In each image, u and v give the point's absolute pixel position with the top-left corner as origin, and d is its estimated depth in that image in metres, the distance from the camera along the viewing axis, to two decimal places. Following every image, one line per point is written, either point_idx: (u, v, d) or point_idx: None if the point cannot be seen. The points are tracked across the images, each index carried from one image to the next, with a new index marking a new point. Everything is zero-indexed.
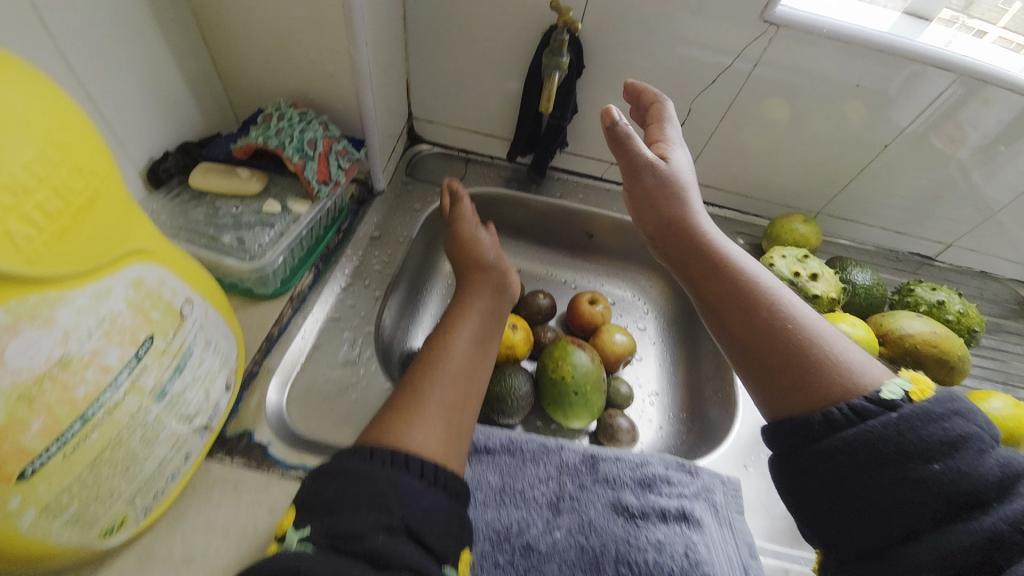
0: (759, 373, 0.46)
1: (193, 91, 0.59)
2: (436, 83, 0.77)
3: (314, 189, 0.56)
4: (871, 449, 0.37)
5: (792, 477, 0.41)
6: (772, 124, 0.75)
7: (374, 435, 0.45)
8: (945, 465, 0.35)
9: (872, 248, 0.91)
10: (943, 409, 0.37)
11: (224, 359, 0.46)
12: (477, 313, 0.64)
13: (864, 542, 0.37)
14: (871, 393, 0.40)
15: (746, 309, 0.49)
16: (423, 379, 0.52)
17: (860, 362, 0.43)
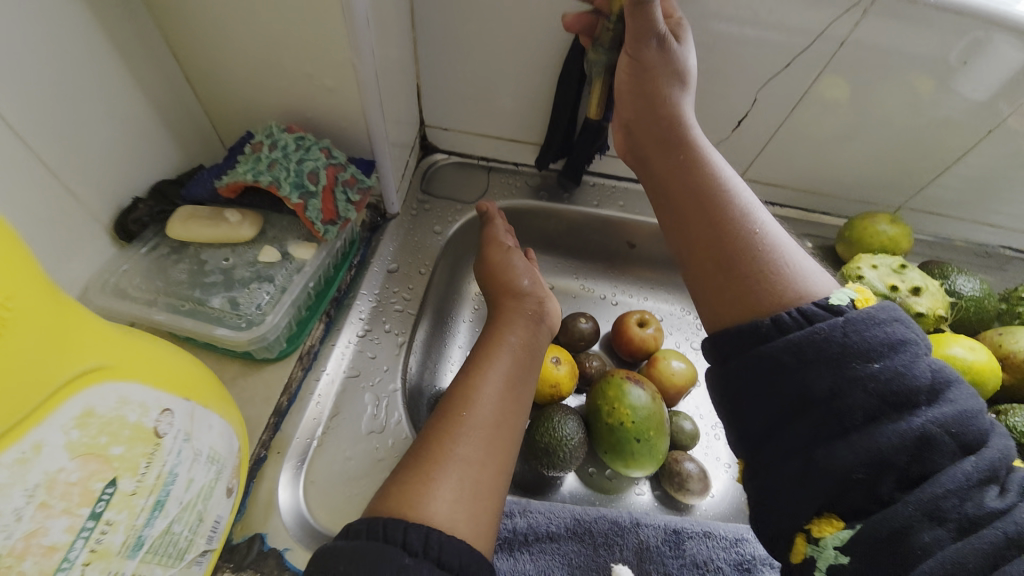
0: (700, 285, 0.42)
1: (165, 118, 0.48)
2: (451, 84, 0.65)
3: (319, 232, 0.47)
4: (821, 341, 0.33)
5: (736, 383, 0.35)
6: (846, 109, 0.63)
7: (391, 509, 0.40)
8: (885, 364, 0.32)
9: (959, 243, 0.79)
10: (884, 315, 0.34)
11: (226, 464, 0.37)
12: (508, 347, 0.54)
13: (774, 453, 0.34)
14: (819, 299, 0.35)
15: (704, 210, 0.42)
16: (445, 438, 0.45)
17: (800, 278, 0.37)
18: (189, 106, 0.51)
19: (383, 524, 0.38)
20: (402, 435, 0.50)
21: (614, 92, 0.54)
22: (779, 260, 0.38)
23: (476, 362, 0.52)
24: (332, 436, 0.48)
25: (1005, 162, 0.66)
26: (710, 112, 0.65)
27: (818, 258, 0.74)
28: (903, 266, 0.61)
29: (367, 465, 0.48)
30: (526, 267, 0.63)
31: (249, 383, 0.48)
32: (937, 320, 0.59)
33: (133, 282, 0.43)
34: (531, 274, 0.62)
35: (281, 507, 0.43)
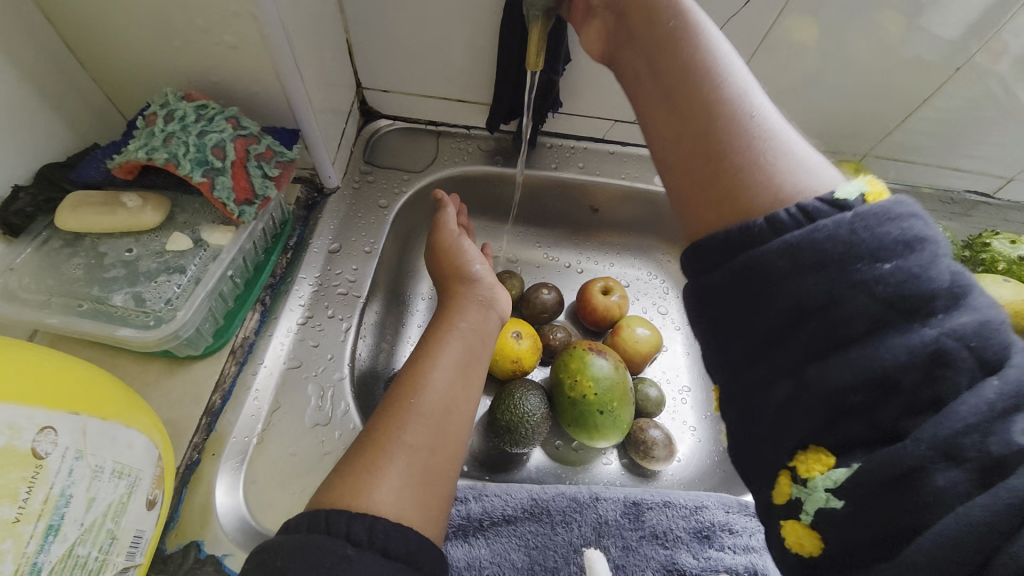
0: (681, 190, 0.33)
1: (44, 90, 0.42)
2: (385, 40, 0.59)
3: (233, 214, 0.42)
4: (820, 240, 0.26)
5: (706, 304, 0.29)
6: (809, 52, 0.59)
7: (334, 500, 0.37)
8: (896, 265, 0.24)
9: (925, 190, 0.77)
10: (900, 211, 0.26)
11: (141, 475, 0.34)
12: (458, 331, 0.50)
13: (756, 380, 0.28)
14: (821, 196, 0.27)
15: (682, 103, 0.34)
16: (391, 425, 0.41)
17: (805, 172, 0.29)
18: (74, 75, 0.44)
19: (323, 516, 0.35)
20: (350, 425, 0.48)
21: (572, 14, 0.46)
22: (774, 152, 0.30)
23: (426, 347, 0.48)
24: (273, 432, 0.45)
25: (972, 103, 0.64)
26: None
27: None
28: None
29: (312, 459, 0.45)
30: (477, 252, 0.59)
31: (177, 382, 0.44)
32: None
33: (22, 282, 0.38)
34: (483, 260, 0.58)
35: (219, 511, 0.41)
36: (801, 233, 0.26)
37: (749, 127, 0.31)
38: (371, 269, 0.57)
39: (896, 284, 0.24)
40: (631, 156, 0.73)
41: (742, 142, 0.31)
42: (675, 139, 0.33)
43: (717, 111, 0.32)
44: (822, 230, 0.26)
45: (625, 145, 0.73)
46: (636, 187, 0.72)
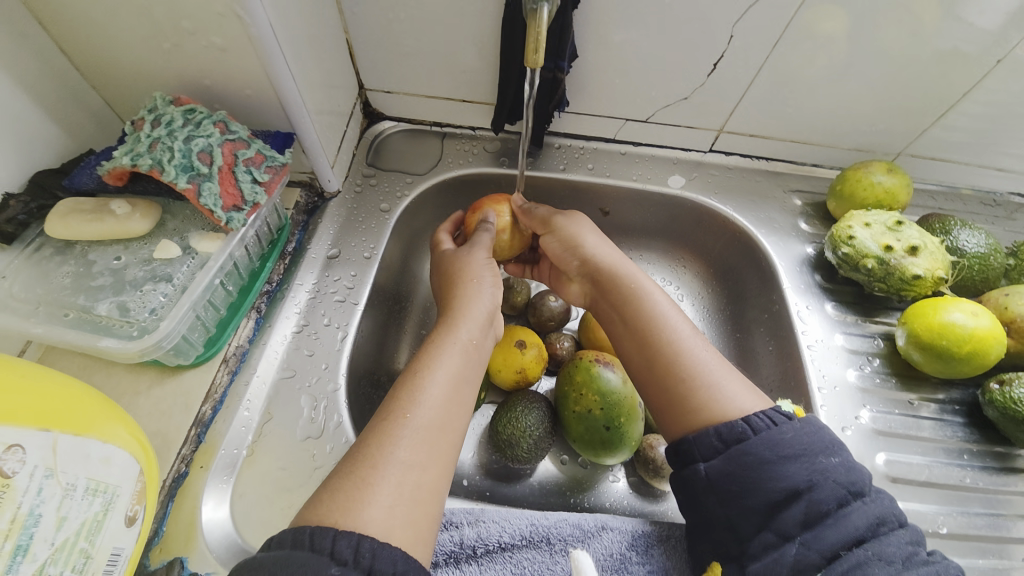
0: (643, 363, 0.46)
1: (37, 96, 0.41)
2: (386, 40, 0.57)
3: (222, 221, 0.41)
4: (805, 498, 0.36)
5: (694, 509, 0.41)
6: (842, 41, 0.55)
7: (320, 516, 0.33)
8: (838, 474, 0.37)
9: (963, 191, 0.72)
10: (870, 517, 0.35)
11: (120, 492, 0.33)
12: (457, 343, 0.45)
13: (736, 514, 0.38)
14: (753, 419, 0.39)
15: (648, 343, 0.46)
16: (383, 440, 0.37)
17: (736, 394, 0.42)
18: (70, 81, 0.44)
19: (309, 531, 0.32)
20: (342, 438, 0.46)
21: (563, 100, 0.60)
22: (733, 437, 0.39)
23: (420, 357, 0.44)
24: (263, 444, 0.44)
25: (1020, 98, 0.58)
26: (682, 55, 0.57)
27: (809, 216, 0.67)
28: (900, 222, 0.55)
29: (302, 474, 0.44)
30: (485, 263, 0.53)
31: (168, 391, 0.44)
32: (936, 282, 0.53)
33: (12, 291, 0.38)
34: (495, 275, 0.52)
35: (205, 527, 0.40)
36: (786, 477, 0.37)
37: (691, 358, 0.44)
38: (370, 275, 0.56)
39: (807, 438, 0.38)
40: (644, 157, 0.70)
41: (690, 371, 0.43)
42: (640, 363, 0.46)
43: (683, 385, 0.43)
44: (804, 483, 0.36)
45: (638, 145, 0.70)
46: (649, 189, 0.68)
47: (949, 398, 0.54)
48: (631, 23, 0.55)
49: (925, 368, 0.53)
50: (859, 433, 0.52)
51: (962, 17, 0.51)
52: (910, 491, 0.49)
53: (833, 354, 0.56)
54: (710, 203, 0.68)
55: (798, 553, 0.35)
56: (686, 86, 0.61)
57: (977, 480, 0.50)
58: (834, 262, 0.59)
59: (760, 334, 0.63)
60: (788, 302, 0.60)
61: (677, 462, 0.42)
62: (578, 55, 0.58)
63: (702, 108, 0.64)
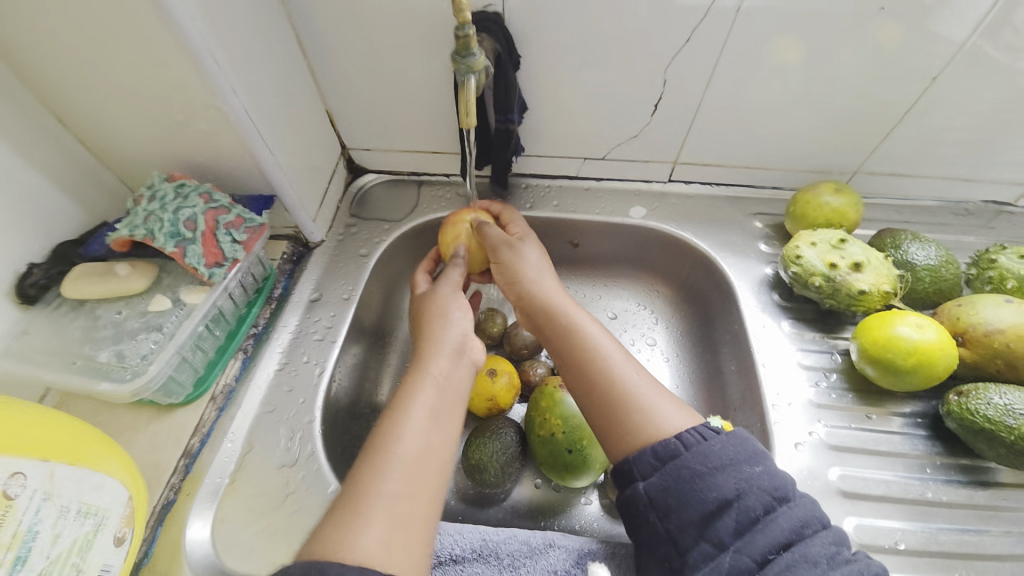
0: (583, 387, 0.48)
1: (60, 181, 0.50)
2: (359, 107, 0.65)
3: (206, 276, 0.48)
4: (735, 507, 0.38)
5: (638, 530, 0.42)
6: (768, 73, 0.59)
7: (319, 550, 0.38)
8: (762, 481, 0.38)
9: (928, 203, 0.73)
10: (794, 521, 0.37)
11: (109, 514, 0.39)
12: (432, 379, 0.49)
13: (674, 528, 0.40)
14: (685, 436, 0.42)
15: (586, 369, 0.49)
16: (371, 477, 0.42)
17: (669, 413, 0.44)
18: (89, 167, 0.52)
19: (283, 567, 0.35)
20: (315, 466, 0.51)
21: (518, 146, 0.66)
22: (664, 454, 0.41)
23: (399, 397, 0.48)
24: (244, 472, 0.49)
25: (958, 109, 0.60)
26: (623, 99, 0.62)
27: (769, 237, 0.69)
28: (845, 240, 0.56)
29: (276, 499, 0.48)
30: (455, 300, 0.57)
31: (162, 427, 0.50)
32: (884, 297, 0.54)
33: (32, 344, 0.45)
34: (463, 308, 0.57)
35: (188, 547, 0.44)
36: (716, 488, 0.39)
37: (624, 382, 0.47)
38: (348, 314, 0.62)
39: (733, 448, 0.40)
40: (607, 191, 0.74)
41: (624, 394, 0.46)
42: (579, 388, 0.49)
43: (620, 410, 0.45)
44: (733, 492, 0.38)
45: (600, 180, 0.74)
46: (612, 221, 0.72)
47: (912, 411, 0.54)
48: (572, 74, 0.60)
49: (880, 382, 0.53)
50: (814, 448, 0.52)
51: (936, 31, 0.53)
52: (866, 507, 0.49)
53: (792, 371, 0.57)
54: (671, 231, 0.71)
55: (732, 561, 0.36)
56: (634, 124, 0.65)
57: (940, 494, 0.50)
58: (789, 281, 0.60)
59: (725, 354, 0.64)
60: (746, 322, 0.62)
61: (619, 482, 0.44)
62: (528, 106, 0.64)
63: (654, 143, 0.68)
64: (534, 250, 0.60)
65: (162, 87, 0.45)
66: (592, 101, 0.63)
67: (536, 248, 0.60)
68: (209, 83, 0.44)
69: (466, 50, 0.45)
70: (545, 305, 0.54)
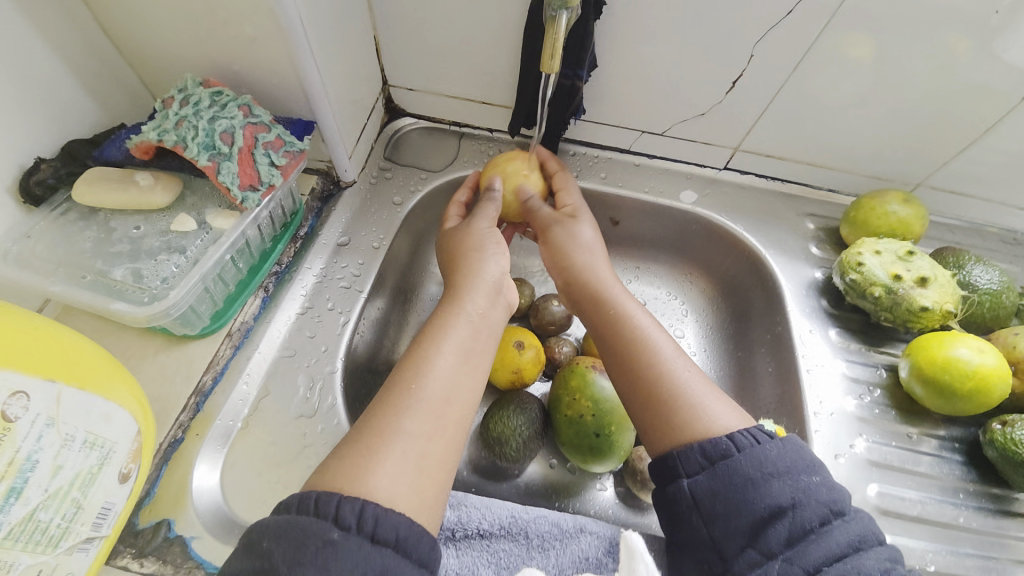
0: (629, 375, 0.46)
1: (77, 71, 0.44)
2: (410, 40, 0.59)
3: (238, 200, 0.43)
4: (790, 516, 0.36)
5: (675, 529, 0.40)
6: (858, 67, 0.54)
7: (327, 483, 0.35)
8: (819, 493, 0.36)
9: (983, 228, 0.70)
10: (847, 537, 0.35)
11: (116, 448, 0.35)
12: (466, 317, 0.45)
13: (719, 532, 0.37)
14: (737, 436, 0.39)
15: (634, 358, 0.46)
16: (389, 412, 0.38)
17: (720, 412, 0.42)
18: (110, 60, 0.46)
19: (315, 497, 0.33)
20: (335, 420, 0.47)
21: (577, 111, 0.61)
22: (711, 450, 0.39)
23: (429, 330, 0.44)
24: (258, 418, 0.45)
25: None
26: (699, 72, 0.58)
27: (820, 240, 0.67)
28: (912, 253, 0.54)
29: (292, 450, 0.45)
30: (493, 236, 0.53)
31: (172, 359, 0.45)
32: (944, 316, 0.53)
33: (36, 251, 0.40)
34: (500, 247, 0.52)
35: (195, 492, 0.41)
36: (770, 495, 0.36)
37: (674, 376, 0.44)
38: (377, 264, 0.57)
39: (789, 456, 0.38)
40: (658, 171, 0.70)
41: (673, 389, 0.43)
42: (624, 376, 0.46)
43: (667, 403, 0.43)
44: (788, 500, 0.36)
45: (652, 157, 0.70)
46: (659, 203, 0.69)
47: (949, 435, 0.53)
48: (651, 37, 0.55)
49: (926, 403, 0.52)
50: (852, 462, 0.51)
51: (999, 52, 0.50)
52: (901, 526, 0.48)
53: (834, 381, 0.55)
54: (720, 221, 0.68)
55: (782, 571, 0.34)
56: (703, 102, 0.61)
57: (972, 520, 0.49)
58: (841, 288, 0.58)
59: (762, 356, 0.63)
60: (791, 326, 0.59)
61: (660, 476, 0.41)
62: (597, 65, 0.59)
63: (719, 126, 0.64)
64: (590, 228, 0.57)
65: None
66: (665, 70, 0.58)
67: (589, 226, 0.57)
68: None
69: None
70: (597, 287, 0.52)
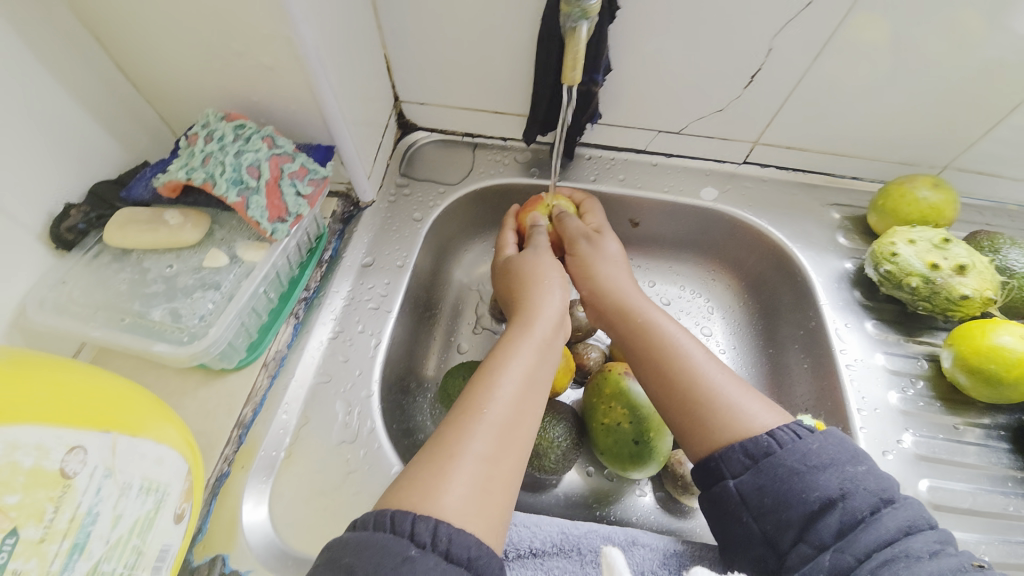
0: (659, 383, 0.45)
1: (98, 112, 0.44)
2: (421, 55, 0.58)
3: (267, 232, 0.43)
4: (840, 507, 0.35)
5: (727, 529, 0.39)
6: (882, 53, 0.53)
7: (401, 501, 0.34)
8: (864, 483, 0.35)
9: (1015, 207, 0.68)
10: (896, 525, 0.33)
11: (170, 491, 0.35)
12: (532, 342, 0.45)
13: (768, 527, 0.37)
14: (777, 433, 0.39)
15: (664, 366, 0.45)
16: (458, 432, 0.38)
17: (758, 411, 0.41)
18: (129, 98, 0.46)
19: (391, 514, 0.33)
20: (375, 444, 0.47)
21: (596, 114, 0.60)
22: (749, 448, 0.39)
23: (496, 353, 0.44)
24: (300, 447, 0.46)
25: None
26: (717, 68, 0.56)
27: (847, 230, 0.65)
28: (947, 240, 0.53)
29: (336, 477, 0.45)
30: (552, 266, 0.54)
31: (213, 394, 0.45)
32: (985, 303, 0.52)
33: (74, 296, 0.40)
34: (559, 278, 0.53)
35: (246, 527, 0.41)
36: (817, 487, 0.36)
37: (707, 379, 0.43)
38: (403, 283, 0.57)
39: (833, 447, 0.37)
40: (676, 169, 0.69)
41: (707, 394, 0.42)
42: (656, 386, 0.46)
43: (702, 408, 0.42)
44: (837, 492, 0.35)
45: (670, 156, 0.69)
46: (679, 201, 0.68)
47: (995, 423, 0.52)
48: (666, 35, 0.54)
49: (972, 393, 0.51)
50: (901, 457, 0.50)
51: None
52: (953, 520, 0.48)
53: (874, 374, 0.55)
54: (743, 217, 0.66)
55: (834, 561, 0.33)
56: (722, 97, 0.60)
57: (1023, 508, 0.49)
58: (874, 279, 0.57)
59: (795, 351, 0.62)
60: (824, 320, 0.59)
61: (702, 479, 0.41)
62: (612, 67, 0.58)
63: (737, 120, 0.63)
64: (614, 242, 0.57)
65: (225, 6, 0.39)
66: (682, 68, 0.57)
67: (615, 239, 0.58)
68: (281, 8, 0.38)
69: None
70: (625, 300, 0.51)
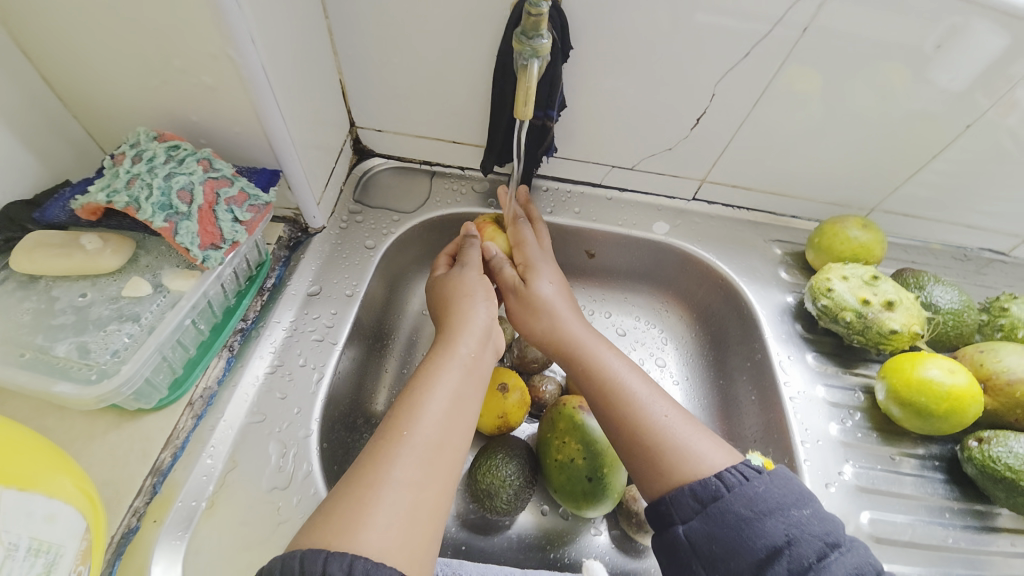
0: (611, 421, 0.45)
1: (14, 126, 0.40)
2: (378, 83, 0.58)
3: (198, 259, 0.40)
4: (786, 554, 0.35)
5: None
6: (814, 102, 0.57)
7: (313, 539, 0.31)
8: (808, 530, 0.35)
9: (935, 246, 0.74)
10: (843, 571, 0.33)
11: (63, 551, 0.30)
12: (456, 361, 0.43)
13: None
14: (726, 475, 0.38)
15: (613, 404, 0.45)
16: (377, 459, 0.36)
17: (707, 451, 0.41)
18: (52, 113, 0.43)
19: (301, 554, 0.30)
20: (311, 489, 0.44)
21: (551, 147, 0.60)
22: (698, 491, 0.38)
23: (419, 374, 0.42)
24: (225, 495, 0.42)
25: (981, 158, 0.60)
26: (666, 109, 0.59)
27: (789, 265, 0.69)
28: (877, 277, 0.56)
29: (265, 528, 0.41)
30: (484, 282, 0.52)
31: (125, 437, 0.41)
32: (912, 337, 0.55)
33: None
34: (490, 294, 0.51)
35: None
36: (766, 534, 0.35)
37: (656, 419, 0.43)
38: (351, 314, 0.54)
39: (779, 490, 0.37)
40: (630, 203, 0.71)
41: (655, 435, 0.42)
42: (607, 425, 0.45)
43: (654, 450, 0.42)
44: (783, 538, 0.35)
45: (624, 191, 0.71)
46: (633, 234, 0.69)
47: (928, 454, 0.55)
48: (619, 76, 0.56)
49: (905, 424, 0.53)
50: (843, 490, 0.51)
51: (945, 82, 0.54)
52: (894, 552, 0.49)
53: (816, 407, 0.56)
54: (694, 251, 0.69)
55: None
56: (672, 136, 0.62)
57: (959, 539, 0.51)
58: (814, 312, 0.60)
59: (743, 383, 0.63)
60: (769, 352, 0.60)
61: (655, 524, 0.40)
62: (567, 104, 0.59)
63: (686, 159, 0.65)
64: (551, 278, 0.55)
65: (162, 22, 0.37)
66: (634, 107, 0.59)
67: (552, 275, 0.56)
68: (224, 28, 0.37)
69: (534, 32, 0.41)
70: (577, 333, 0.51)
